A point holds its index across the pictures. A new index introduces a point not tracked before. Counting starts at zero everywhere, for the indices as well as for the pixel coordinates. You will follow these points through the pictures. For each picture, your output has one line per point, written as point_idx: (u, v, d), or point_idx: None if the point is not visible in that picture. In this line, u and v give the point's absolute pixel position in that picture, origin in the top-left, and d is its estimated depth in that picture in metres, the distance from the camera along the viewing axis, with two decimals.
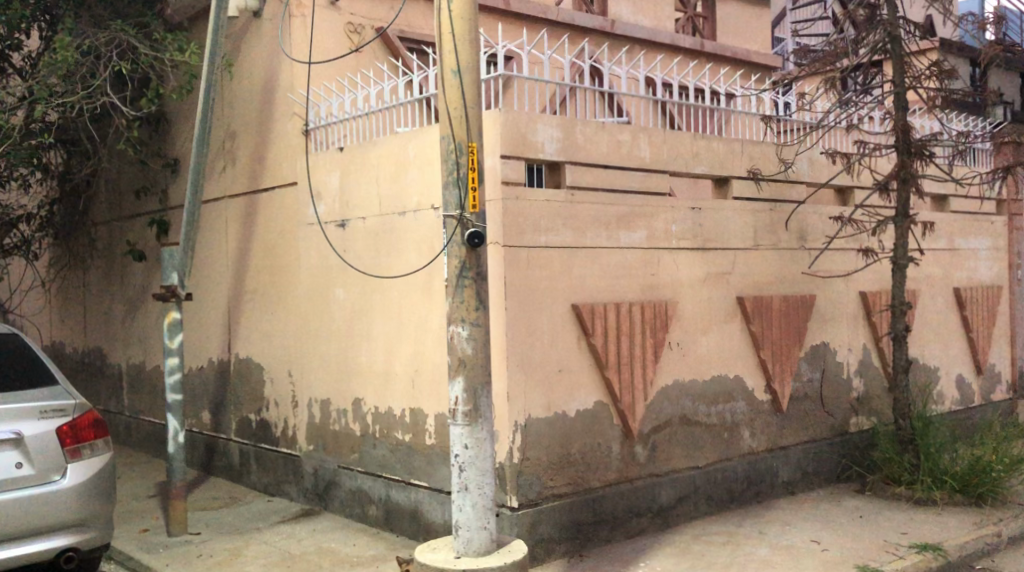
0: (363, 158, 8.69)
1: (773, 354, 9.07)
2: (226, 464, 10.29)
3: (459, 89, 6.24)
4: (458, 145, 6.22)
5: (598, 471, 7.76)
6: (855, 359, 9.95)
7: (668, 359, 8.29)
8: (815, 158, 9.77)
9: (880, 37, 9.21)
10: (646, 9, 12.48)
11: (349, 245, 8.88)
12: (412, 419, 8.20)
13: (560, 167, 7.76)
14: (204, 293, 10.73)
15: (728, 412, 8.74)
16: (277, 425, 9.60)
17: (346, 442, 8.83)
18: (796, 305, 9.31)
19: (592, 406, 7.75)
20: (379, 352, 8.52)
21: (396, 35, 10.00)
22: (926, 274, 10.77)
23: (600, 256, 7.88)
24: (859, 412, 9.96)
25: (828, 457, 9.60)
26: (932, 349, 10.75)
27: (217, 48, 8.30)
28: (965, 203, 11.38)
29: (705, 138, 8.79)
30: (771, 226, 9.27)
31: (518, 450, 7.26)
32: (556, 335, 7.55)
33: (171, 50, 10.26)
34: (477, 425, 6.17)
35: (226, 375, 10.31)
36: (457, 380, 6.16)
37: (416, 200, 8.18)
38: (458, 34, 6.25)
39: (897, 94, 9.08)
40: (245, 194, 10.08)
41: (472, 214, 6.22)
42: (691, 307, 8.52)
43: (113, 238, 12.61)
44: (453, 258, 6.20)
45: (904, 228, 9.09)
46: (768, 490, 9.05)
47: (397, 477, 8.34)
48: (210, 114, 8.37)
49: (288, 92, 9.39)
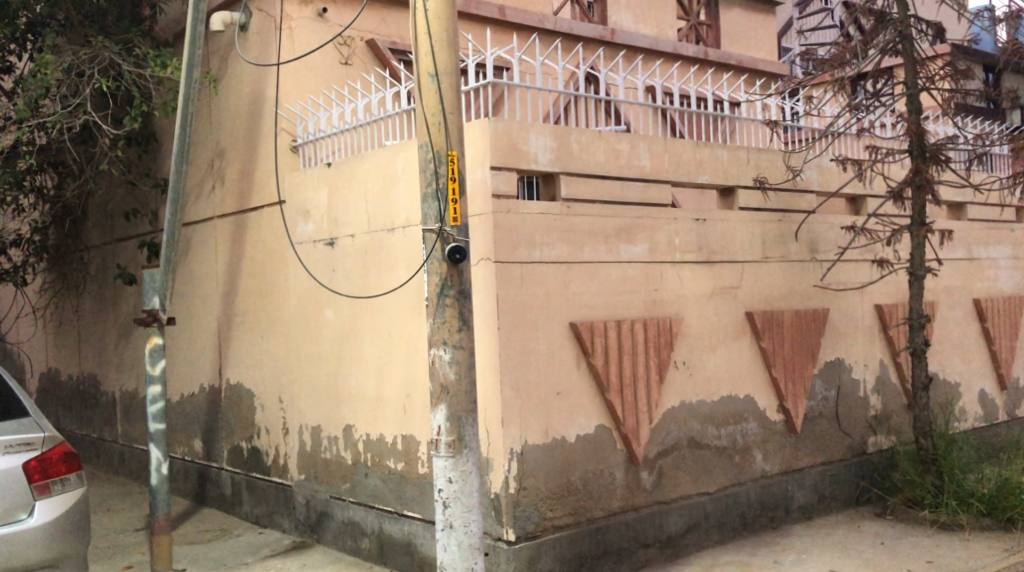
0: (350, 172, 8.30)
1: (785, 372, 8.64)
2: (218, 493, 9.87)
3: (437, 94, 5.84)
4: (437, 154, 5.83)
5: (601, 500, 7.31)
6: (872, 375, 9.50)
7: (674, 378, 7.86)
8: (825, 165, 9.36)
9: (890, 38, 8.70)
10: (647, 17, 12.12)
11: (337, 264, 8.49)
12: (404, 447, 7.79)
13: (554, 179, 7.37)
14: (194, 317, 10.35)
15: (738, 434, 8.30)
16: (268, 454, 9.20)
17: (338, 471, 8.43)
18: (808, 320, 8.87)
19: (594, 430, 7.32)
20: (369, 378, 8.13)
21: (386, 46, 9.67)
22: (944, 285, 10.32)
23: (600, 271, 7.47)
24: (878, 431, 9.50)
25: (847, 479, 9.13)
26: (953, 364, 10.29)
27: (195, 61, 7.94)
28: (982, 210, 10.95)
29: (709, 146, 8.38)
30: (781, 237, 8.85)
31: (514, 479, 6.83)
32: (553, 356, 7.14)
33: (155, 66, 9.87)
34: (462, 456, 5.76)
35: (217, 401, 9.91)
36: (440, 408, 5.77)
37: (405, 215, 7.80)
38: (435, 35, 5.87)
39: (909, 95, 8.61)
40: (233, 214, 9.72)
41: (453, 227, 5.81)
42: (697, 324, 8.09)
43: (106, 261, 12.23)
44: (433, 275, 5.81)
45: (920, 237, 8.61)
46: (783, 515, 8.58)
47: (389, 507, 7.93)
48: (188, 130, 8.02)
49: (275, 108, 9.07)
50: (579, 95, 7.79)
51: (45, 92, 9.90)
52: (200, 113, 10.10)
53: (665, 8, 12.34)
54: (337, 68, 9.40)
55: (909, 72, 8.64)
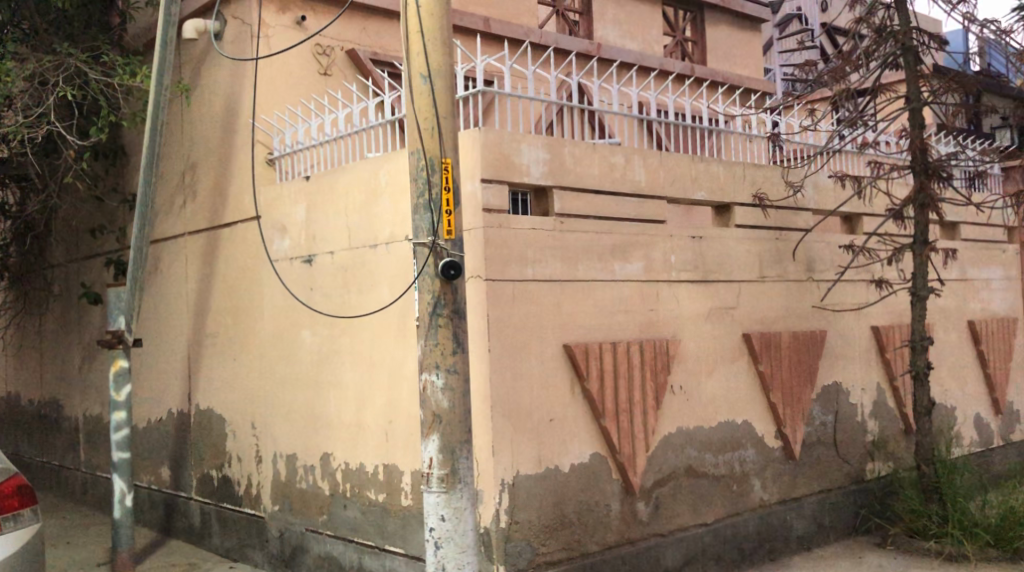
0: (330, 185, 7.88)
1: (784, 397, 8.28)
2: (186, 525, 9.35)
3: (429, 96, 5.44)
4: (430, 161, 5.43)
5: (596, 534, 6.90)
6: (870, 400, 9.15)
7: (671, 404, 7.47)
8: (822, 183, 9.05)
9: (892, 50, 8.38)
10: (633, 32, 11.82)
11: (316, 282, 8.06)
12: (387, 477, 7.33)
13: (547, 193, 6.99)
14: (162, 339, 9.86)
15: (737, 462, 7.93)
16: (240, 483, 8.72)
17: (315, 502, 7.95)
18: (806, 342, 8.53)
19: (588, 458, 6.92)
20: (349, 403, 7.68)
21: (367, 56, 9.26)
22: (940, 307, 10.02)
23: (595, 290, 7.10)
24: (876, 457, 9.14)
25: (846, 508, 8.75)
26: (949, 388, 9.97)
27: (166, 66, 7.61)
28: (976, 230, 10.67)
29: (705, 161, 8.03)
30: (778, 257, 8.51)
31: (505, 513, 6.40)
32: (546, 380, 6.73)
33: (124, 75, 9.37)
34: (456, 492, 5.34)
35: (186, 428, 9.41)
36: (431, 439, 5.35)
37: (388, 231, 7.39)
38: (427, 32, 5.48)
39: (911, 110, 8.28)
40: (205, 230, 9.26)
41: (447, 241, 5.42)
42: (693, 347, 7.71)
43: (71, 281, 11.71)
44: (425, 294, 5.40)
45: (924, 256, 8.26)
46: (782, 546, 8.18)
47: (370, 542, 7.45)
48: (158, 140, 7.70)
49: (250, 118, 8.65)
50: (571, 106, 7.42)
51: (6, 101, 9.36)
52: (172, 125, 9.66)
53: (650, 23, 12.04)
54: (316, 78, 9.01)
55: (910, 86, 8.32)
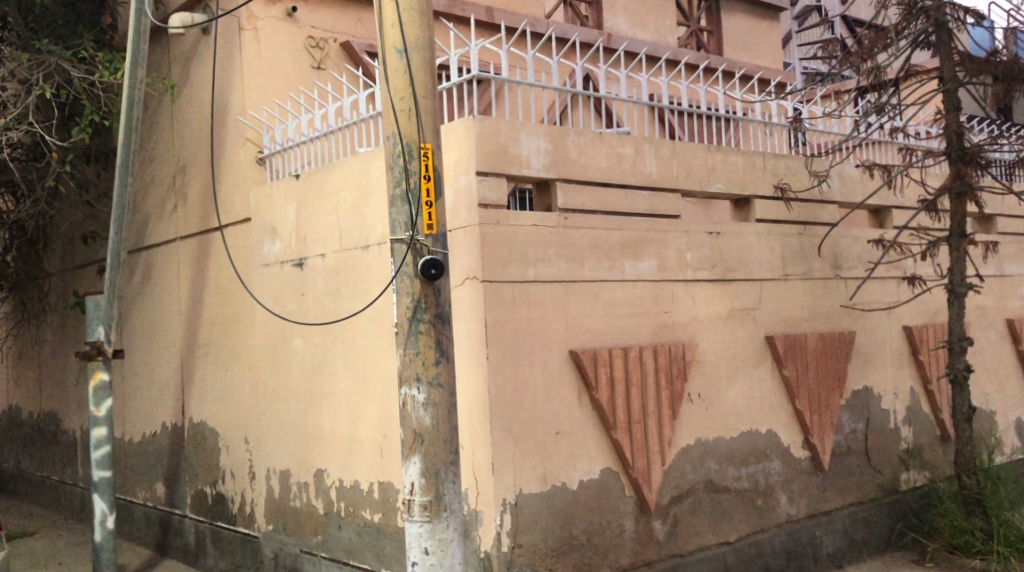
0: (321, 183, 7.39)
1: (810, 403, 7.70)
2: (181, 544, 8.85)
3: (406, 73, 4.96)
4: (407, 147, 4.94)
5: (609, 556, 6.35)
6: (903, 405, 8.56)
7: (688, 413, 6.91)
8: (848, 173, 8.47)
9: (923, 26, 7.77)
10: (647, 21, 11.26)
11: (307, 287, 7.57)
12: (381, 496, 6.82)
13: (550, 187, 6.46)
14: (154, 349, 9.37)
15: (761, 475, 7.37)
16: (232, 500, 8.23)
17: (309, 522, 7.45)
18: (834, 344, 7.95)
19: (598, 474, 6.38)
20: (342, 417, 7.18)
21: (362, 48, 8.75)
22: (978, 305, 9.40)
23: (603, 291, 6.55)
24: (910, 466, 8.55)
25: (880, 522, 8.15)
26: (987, 391, 9.36)
27: (140, 59, 7.16)
28: (1014, 223, 10.03)
29: (721, 151, 7.48)
30: (802, 253, 7.94)
31: (507, 536, 5.86)
32: (551, 391, 6.20)
33: (106, 73, 8.91)
34: (440, 521, 4.84)
35: (180, 442, 8.92)
36: (413, 460, 4.84)
37: (381, 230, 6.88)
38: (404, 4, 4.98)
39: (945, 92, 7.67)
40: (195, 233, 8.77)
41: (428, 237, 4.90)
42: (712, 352, 7.16)
43: (67, 290, 11.24)
44: (404, 295, 4.88)
45: (961, 250, 7.66)
46: (812, 564, 7.58)
47: (366, 565, 6.93)
48: (134, 137, 7.29)
49: (238, 114, 8.14)
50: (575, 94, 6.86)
51: None
52: (161, 124, 9.20)
53: (664, 12, 11.48)
54: (306, 70, 8.50)
55: (944, 65, 7.69)
